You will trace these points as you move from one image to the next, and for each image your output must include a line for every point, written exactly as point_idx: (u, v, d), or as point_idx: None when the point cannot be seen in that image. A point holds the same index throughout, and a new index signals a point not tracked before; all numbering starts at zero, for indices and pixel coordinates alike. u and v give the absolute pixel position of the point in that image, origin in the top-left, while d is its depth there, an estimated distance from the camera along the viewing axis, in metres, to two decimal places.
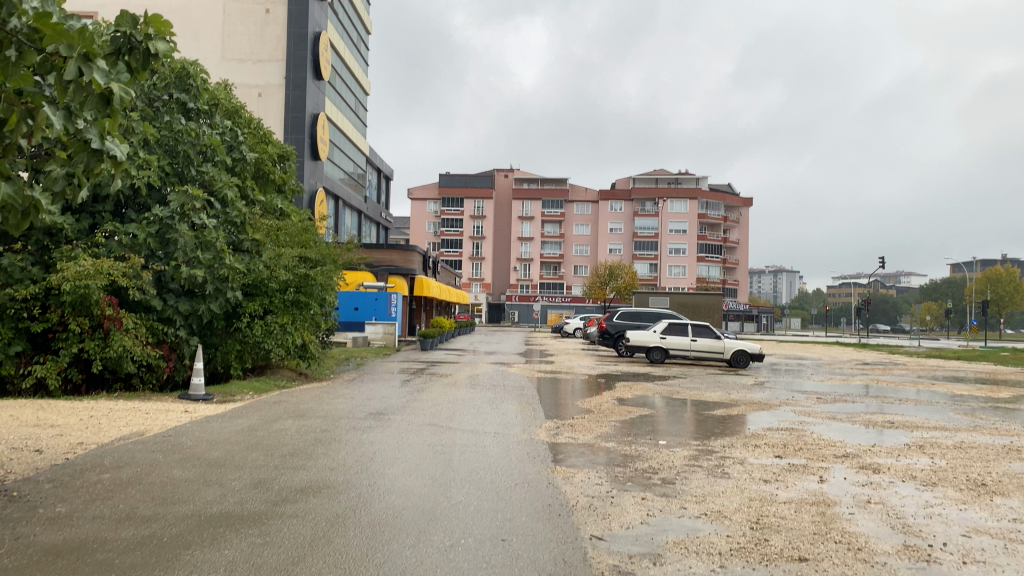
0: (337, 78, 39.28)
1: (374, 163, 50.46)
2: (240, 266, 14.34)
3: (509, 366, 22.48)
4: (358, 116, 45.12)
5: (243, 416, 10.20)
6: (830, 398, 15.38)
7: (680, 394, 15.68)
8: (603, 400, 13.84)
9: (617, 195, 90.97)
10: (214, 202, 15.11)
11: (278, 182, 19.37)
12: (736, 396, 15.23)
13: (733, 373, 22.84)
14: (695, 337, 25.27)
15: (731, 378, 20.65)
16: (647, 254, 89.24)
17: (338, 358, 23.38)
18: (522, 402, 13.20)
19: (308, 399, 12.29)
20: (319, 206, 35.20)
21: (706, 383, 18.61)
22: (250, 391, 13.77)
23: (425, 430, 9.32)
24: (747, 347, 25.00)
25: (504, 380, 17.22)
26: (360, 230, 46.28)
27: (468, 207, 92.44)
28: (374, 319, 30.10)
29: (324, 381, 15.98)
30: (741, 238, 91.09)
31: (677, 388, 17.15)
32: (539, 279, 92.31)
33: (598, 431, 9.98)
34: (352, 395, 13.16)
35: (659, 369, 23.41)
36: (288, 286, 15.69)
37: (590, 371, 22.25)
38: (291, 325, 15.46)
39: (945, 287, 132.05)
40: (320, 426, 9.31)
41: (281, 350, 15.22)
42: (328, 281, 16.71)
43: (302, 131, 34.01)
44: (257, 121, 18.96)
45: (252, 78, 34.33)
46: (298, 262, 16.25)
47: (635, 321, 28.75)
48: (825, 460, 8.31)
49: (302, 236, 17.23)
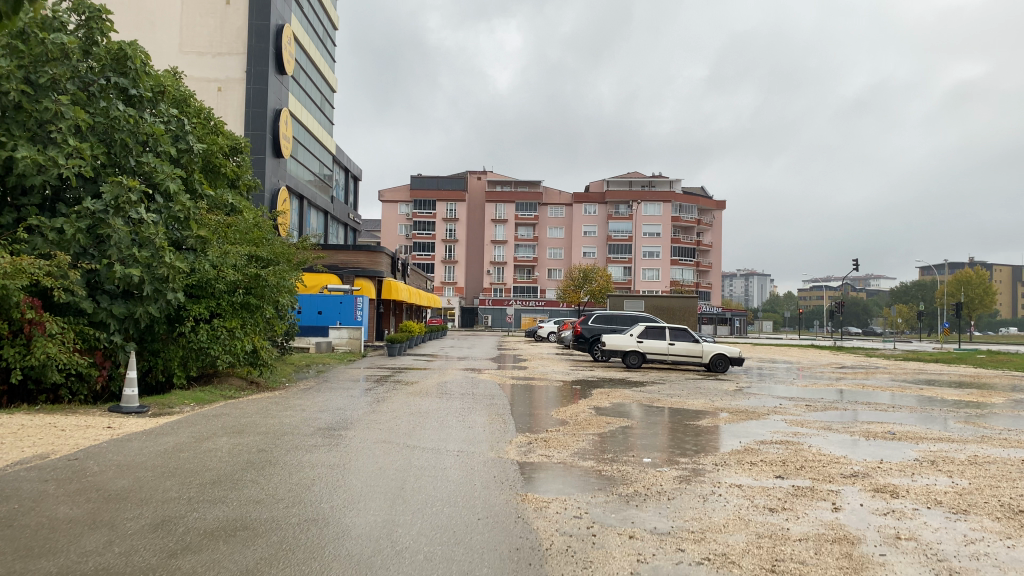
0: (301, 74, 38.02)
1: (341, 163, 49.12)
2: (182, 265, 13.10)
3: (479, 372, 21.33)
4: (324, 114, 43.77)
5: (171, 432, 8.96)
6: (819, 406, 14.49)
7: (660, 402, 14.70)
8: (578, 410, 12.79)
9: (590, 198, 90.34)
10: (155, 195, 13.83)
11: (230, 176, 18.13)
12: (721, 404, 14.29)
13: (713, 379, 21.95)
14: (672, 341, 24.37)
15: (711, 384, 19.71)
16: (620, 257, 88.62)
17: (298, 365, 22.08)
18: (490, 412, 12.09)
19: (252, 412, 11.08)
20: (282, 205, 33.91)
21: (686, 390, 17.63)
22: (191, 402, 12.53)
23: (377, 448, 8.20)
24: (726, 351, 24.15)
25: (472, 388, 16.10)
26: (327, 232, 44.95)
27: (440, 210, 91.17)
28: (339, 323, 28.81)
29: (276, 390, 14.80)
30: (715, 241, 90.87)
31: (657, 395, 16.16)
32: (512, 282, 91.27)
33: (574, 446, 8.92)
34: (305, 406, 11.96)
35: (636, 374, 22.46)
36: (236, 287, 14.53)
37: (565, 376, 21.20)
38: (240, 330, 14.36)
39: (915, 290, 133.32)
40: (256, 446, 8.12)
41: (229, 357, 14.10)
42: (282, 282, 15.58)
43: (263, 128, 32.71)
44: (207, 111, 17.72)
45: (212, 72, 32.90)
46: (248, 261, 15.08)
47: (610, 324, 27.82)
48: (832, 481, 7.31)
49: (254, 233, 16.03)
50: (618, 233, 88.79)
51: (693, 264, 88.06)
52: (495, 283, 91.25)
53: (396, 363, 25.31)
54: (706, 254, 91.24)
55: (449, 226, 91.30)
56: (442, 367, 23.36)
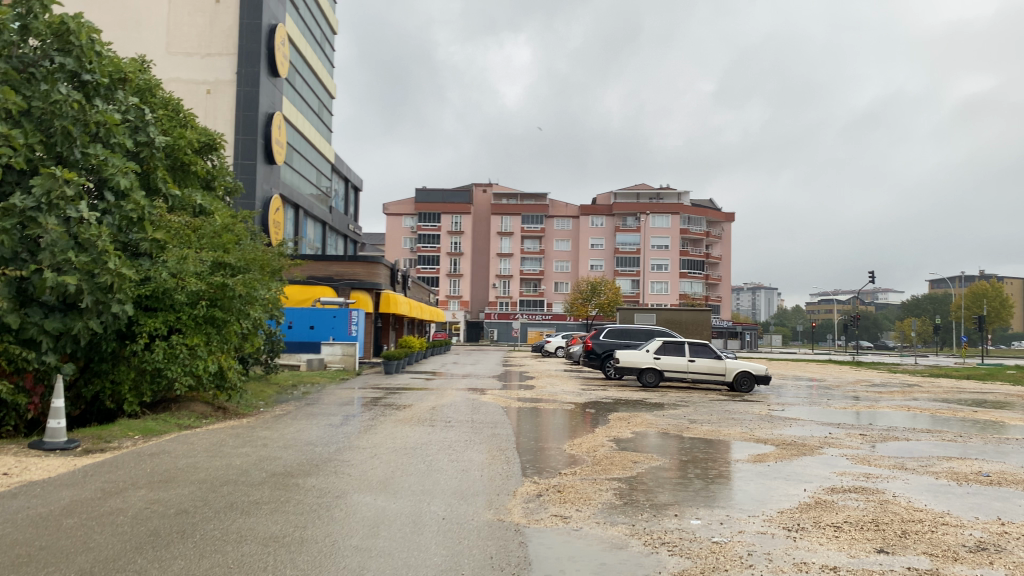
0: (296, 77, 36.31)
1: (341, 172, 47.45)
2: (130, 272, 11.19)
3: (482, 393, 19.32)
4: (322, 120, 42.06)
5: (77, 481, 6.97)
6: (877, 437, 12.42)
7: (689, 430, 12.67)
8: (597, 442, 10.76)
9: (598, 210, 88.51)
10: (105, 192, 11.95)
11: (202, 176, 16.22)
12: (761, 433, 12.22)
13: (739, 399, 19.89)
14: (692, 357, 22.36)
15: (739, 407, 17.67)
16: (629, 270, 86.61)
17: (283, 385, 20.10)
18: (490, 447, 10.07)
19: (200, 450, 9.07)
20: (274, 215, 32.05)
21: (714, 415, 15.61)
22: (138, 434, 10.54)
23: (336, 510, 6.19)
24: (751, 368, 22.08)
25: (472, 413, 14.10)
26: (325, 243, 43.14)
27: (445, 223, 89.46)
28: (332, 338, 26.90)
29: (245, 417, 12.85)
30: (725, 253, 88.91)
31: (683, 421, 14.17)
32: (518, 296, 89.33)
33: (599, 500, 6.90)
34: (270, 440, 9.96)
35: (655, 394, 20.41)
36: (199, 298, 12.57)
37: (576, 398, 19.17)
38: (202, 348, 12.45)
39: (929, 304, 130.58)
40: (176, 505, 6.10)
41: (190, 379, 12.21)
42: (253, 292, 13.59)
43: (254, 132, 30.93)
44: (176, 102, 15.90)
45: (201, 73, 31.18)
46: (214, 268, 13.11)
47: (624, 339, 25.79)
48: (962, 561, 5.26)
49: (223, 237, 14.06)
50: (626, 245, 86.84)
51: (703, 277, 86.00)
52: (501, 297, 89.34)
53: (393, 383, 23.38)
54: (716, 267, 89.25)
55: (454, 239, 89.56)
56: (440, 387, 21.36)
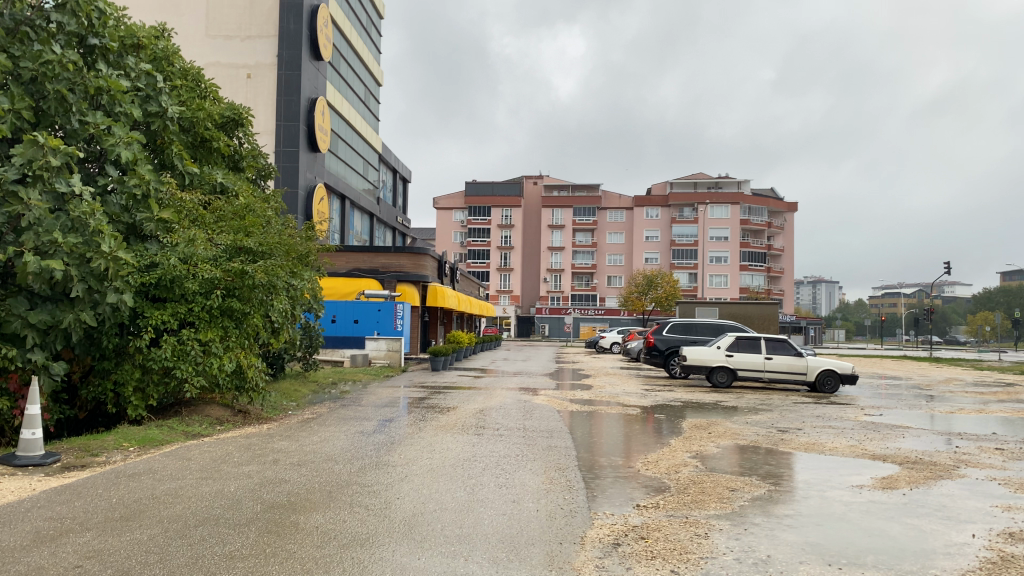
0: (340, 62, 35.03)
1: (388, 162, 46.18)
2: (129, 256, 9.65)
3: (536, 393, 17.55)
4: (368, 108, 40.82)
5: (13, 517, 5.37)
6: (1015, 453, 10.25)
7: (784, 440, 10.64)
8: (678, 460, 8.81)
9: (652, 201, 85.92)
10: (106, 166, 10.48)
11: (227, 153, 14.73)
12: (872, 446, 10.15)
13: (825, 401, 17.67)
14: (769, 355, 20.26)
15: (828, 410, 15.51)
16: (685, 263, 83.85)
17: (320, 383, 18.62)
18: (548, 466, 8.23)
19: (193, 469, 7.42)
20: (318, 205, 30.79)
21: (804, 420, 13.50)
22: (135, 444, 9.03)
23: (338, 572, 4.43)
24: (835, 367, 20.06)
25: (526, 419, 12.32)
26: (372, 236, 41.80)
27: (496, 216, 87.81)
28: (377, 333, 25.46)
29: (267, 423, 11.29)
30: (785, 245, 85.49)
31: (772, 429, 12.13)
32: (570, 290, 87.30)
33: (699, 554, 5.04)
34: (283, 455, 8.30)
35: (728, 395, 18.35)
36: (214, 288, 11.01)
37: (640, 399, 17.24)
38: (218, 344, 10.94)
39: (1002, 297, 124.31)
40: (119, 563, 4.42)
41: (202, 380, 10.73)
42: (277, 281, 11.98)
43: (296, 118, 29.66)
44: (198, 72, 14.39)
45: (241, 57, 30.03)
46: (232, 253, 11.52)
47: (690, 334, 23.70)
48: None
49: (245, 217, 12.49)
50: (682, 237, 84.08)
51: (763, 269, 82.80)
52: (553, 291, 87.42)
53: (439, 381, 21.69)
54: (777, 259, 85.87)
55: (505, 232, 87.90)
56: (490, 386, 19.56)
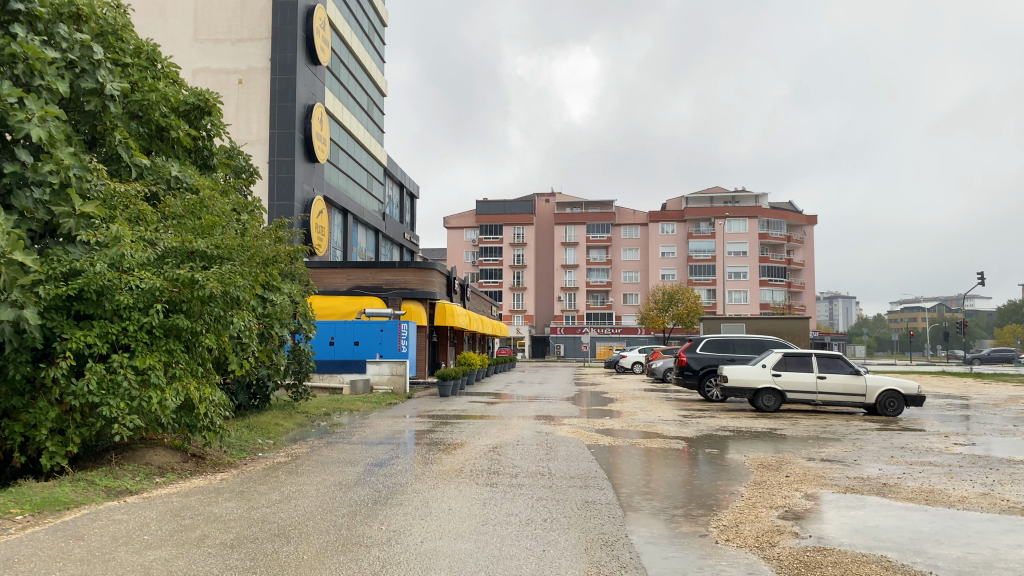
0: (340, 68, 33.08)
1: (395, 177, 44.16)
2: (30, 260, 7.42)
3: (556, 423, 15.13)
4: (372, 119, 38.90)
5: None
6: None
7: (888, 484, 8.17)
8: (769, 525, 6.31)
9: (668, 216, 83.59)
10: (14, 148, 8.28)
11: (190, 146, 12.55)
12: (1012, 493, 7.62)
13: (894, 428, 15.14)
14: (822, 373, 17.79)
15: (908, 438, 13.00)
16: (703, 279, 81.32)
17: (310, 414, 16.32)
18: (588, 542, 5.78)
19: (71, 559, 5.05)
20: (316, 218, 28.66)
21: (889, 453, 11.00)
22: (25, 507, 6.70)
23: None
24: (899, 386, 17.55)
25: (549, 459, 9.94)
26: (378, 253, 39.64)
27: (507, 234, 85.69)
28: (379, 356, 23.15)
29: (221, 470, 8.97)
30: (806, 259, 82.87)
31: (860, 467, 9.63)
32: (585, 309, 84.82)
33: None
34: (217, 529, 5.93)
35: (781, 421, 15.84)
36: (154, 301, 8.73)
37: (679, 429, 14.77)
38: (157, 372, 8.67)
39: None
40: None
41: (138, 419, 8.47)
42: (237, 291, 9.67)
43: (291, 126, 27.63)
44: (152, 48, 12.10)
45: (232, 62, 28.10)
46: (179, 257, 9.23)
47: (727, 352, 21.20)
48: None
49: (203, 213, 10.23)
50: (699, 253, 81.63)
51: (783, 284, 80.14)
52: (567, 310, 84.97)
53: (448, 408, 19.30)
54: (797, 274, 83.22)
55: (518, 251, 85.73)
56: (505, 415, 17.14)
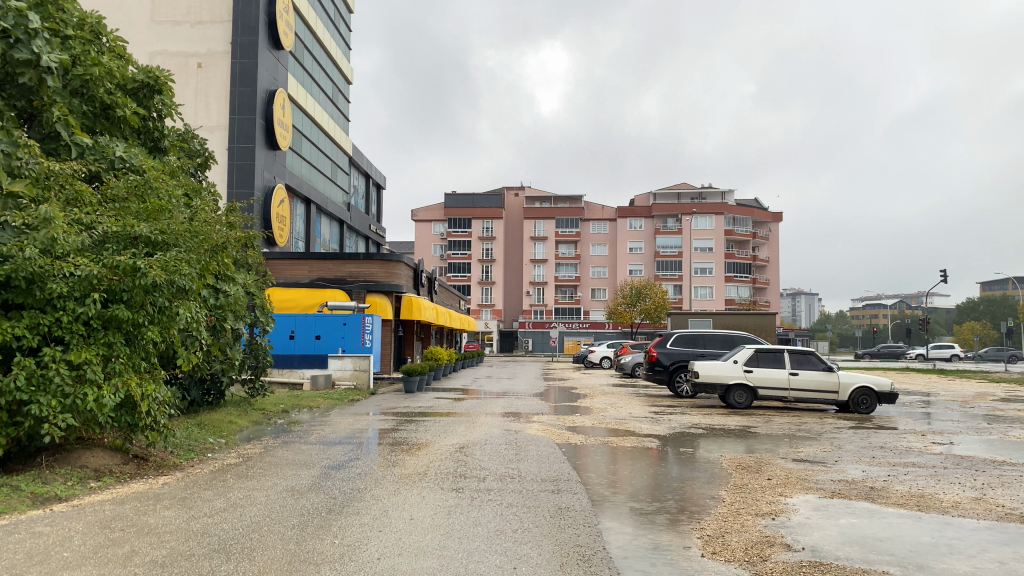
0: (304, 54, 32.14)
1: (361, 167, 43.27)
2: None
3: (524, 420, 14.60)
4: (337, 107, 37.98)
5: None
6: None
7: (875, 488, 7.78)
8: (757, 536, 5.85)
9: (636, 212, 83.57)
10: None
11: (137, 126, 11.73)
12: (1005, 498, 7.27)
13: (869, 426, 14.88)
14: (795, 370, 17.51)
15: (885, 437, 12.70)
16: (670, 275, 81.49)
17: (268, 411, 15.59)
18: (564, 556, 5.25)
19: None
20: (277, 208, 27.78)
21: (868, 453, 10.64)
22: None
23: None
24: (871, 383, 17.34)
25: (518, 461, 9.41)
26: (342, 245, 38.77)
27: (475, 228, 84.99)
28: (342, 351, 22.64)
29: (164, 474, 8.28)
30: (772, 255, 83.47)
31: (842, 469, 9.25)
32: (553, 303, 84.52)
33: None
34: (149, 545, 5.28)
35: (754, 419, 15.50)
36: (91, 290, 8.00)
37: (651, 426, 14.34)
38: (94, 367, 7.95)
39: (984, 307, 123.39)
40: None
41: (72, 418, 7.76)
42: (184, 280, 8.95)
43: (252, 111, 26.71)
44: (96, 20, 10.91)
45: (191, 44, 27.06)
46: (120, 242, 8.49)
47: (697, 348, 20.86)
48: None
49: (149, 195, 9.46)
50: (667, 249, 81.74)
51: (750, 280, 80.66)
52: (535, 305, 84.58)
53: (413, 405, 18.67)
54: (763, 270, 83.79)
55: (485, 245, 85.08)
56: (472, 412, 16.56)
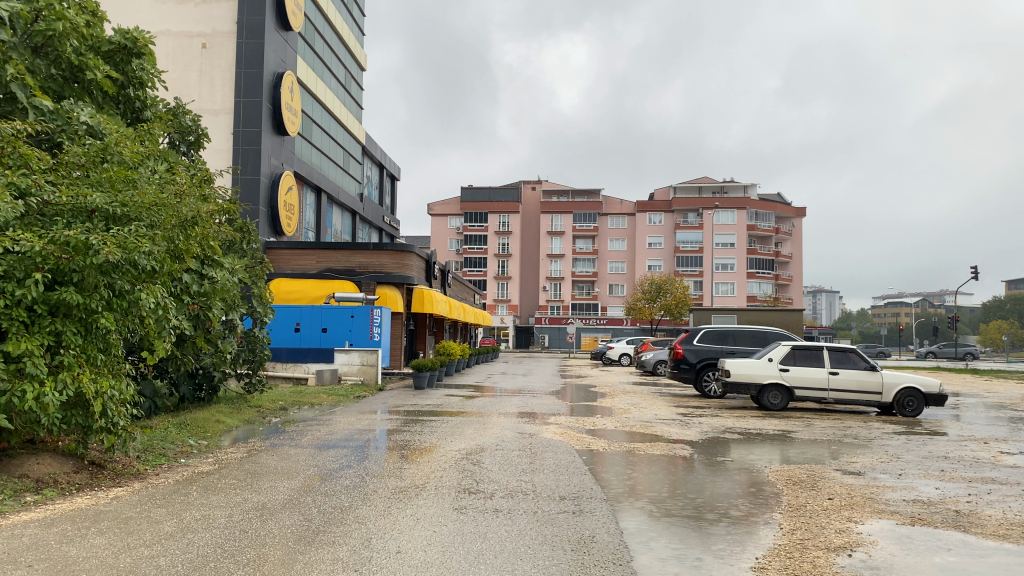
0: (314, 37, 31.03)
1: (374, 156, 42.17)
2: None
3: (539, 422, 13.34)
4: (350, 94, 36.88)
5: None
6: None
7: (964, 513, 6.45)
8: None
9: (656, 206, 82.00)
10: None
11: (110, 92, 10.57)
12: None
13: (920, 431, 13.51)
14: (834, 369, 16.16)
15: (945, 445, 11.31)
16: (690, 270, 79.89)
17: (265, 409, 14.44)
18: None
19: None
20: (284, 195, 26.70)
21: (934, 464, 9.28)
22: None
23: None
24: (918, 384, 15.94)
25: (534, 472, 8.18)
26: (354, 236, 37.70)
27: (492, 222, 83.82)
28: (349, 345, 21.46)
29: (121, 486, 7.10)
30: (795, 251, 81.61)
31: (911, 484, 7.93)
32: (571, 299, 83.15)
33: None
34: None
35: (793, 423, 14.15)
36: (31, 269, 6.83)
37: (680, 430, 13.04)
38: (35, 359, 6.75)
39: (1011, 306, 120.51)
40: None
41: (7, 420, 6.60)
42: (150, 262, 7.72)
43: (258, 94, 25.62)
44: None
45: (195, 24, 26.03)
46: (71, 217, 7.31)
47: (726, 344, 19.52)
48: None
49: (112, 164, 8.27)
50: (687, 244, 80.09)
51: (771, 277, 78.97)
52: (552, 300, 83.24)
53: (422, 403, 17.45)
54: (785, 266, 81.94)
55: (502, 239, 83.85)
56: (484, 412, 15.33)
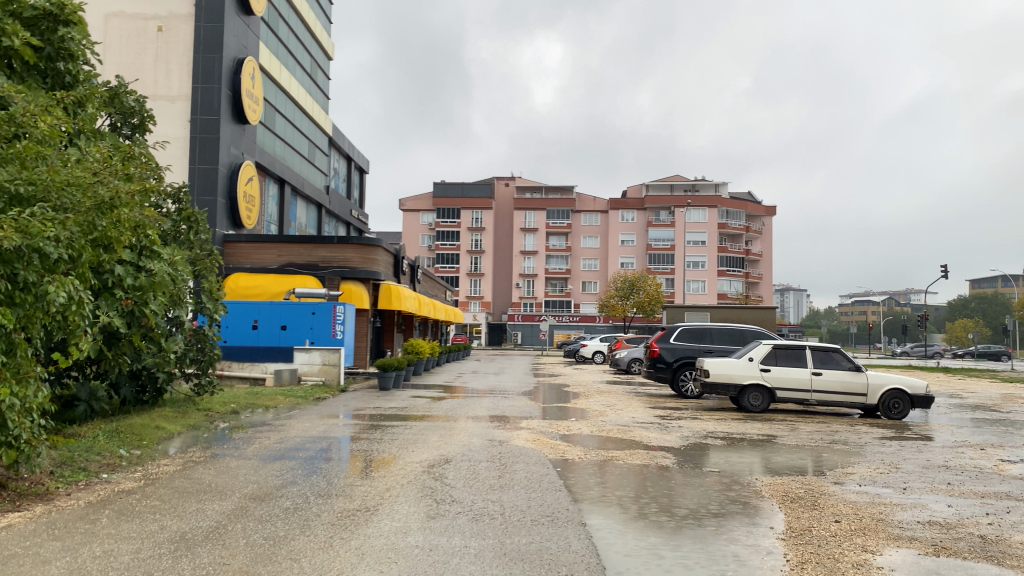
0: (278, 23, 29.83)
1: (342, 148, 40.95)
2: None
3: (508, 427, 12.43)
4: (316, 83, 35.68)
5: None
6: None
7: (990, 539, 5.68)
8: None
9: (629, 204, 81.56)
10: None
11: (32, 62, 9.49)
12: None
13: (909, 436, 12.84)
14: (818, 369, 15.49)
15: (940, 452, 10.62)
16: (663, 268, 79.55)
17: (214, 413, 13.38)
18: None
19: None
20: (245, 186, 25.48)
21: (938, 476, 8.53)
22: None
23: None
24: (904, 386, 15.31)
25: (503, 488, 7.29)
26: (321, 230, 36.48)
27: (464, 218, 82.78)
28: (310, 343, 20.39)
29: (21, 510, 6.08)
30: (766, 250, 81.68)
31: (920, 501, 7.16)
32: (543, 296, 82.39)
33: None
34: None
35: (777, 427, 13.41)
36: None
37: (659, 435, 12.23)
38: None
39: (975, 304, 122.12)
40: None
41: None
42: (61, 251, 6.67)
43: (217, 79, 24.40)
44: None
45: (150, 6, 24.75)
46: None
47: (704, 343, 18.77)
48: None
49: (23, 135, 7.23)
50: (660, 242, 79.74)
51: (743, 275, 78.90)
52: (525, 297, 82.41)
53: (386, 405, 16.49)
54: (756, 264, 81.97)
55: (474, 235, 82.83)
56: (452, 415, 14.39)
